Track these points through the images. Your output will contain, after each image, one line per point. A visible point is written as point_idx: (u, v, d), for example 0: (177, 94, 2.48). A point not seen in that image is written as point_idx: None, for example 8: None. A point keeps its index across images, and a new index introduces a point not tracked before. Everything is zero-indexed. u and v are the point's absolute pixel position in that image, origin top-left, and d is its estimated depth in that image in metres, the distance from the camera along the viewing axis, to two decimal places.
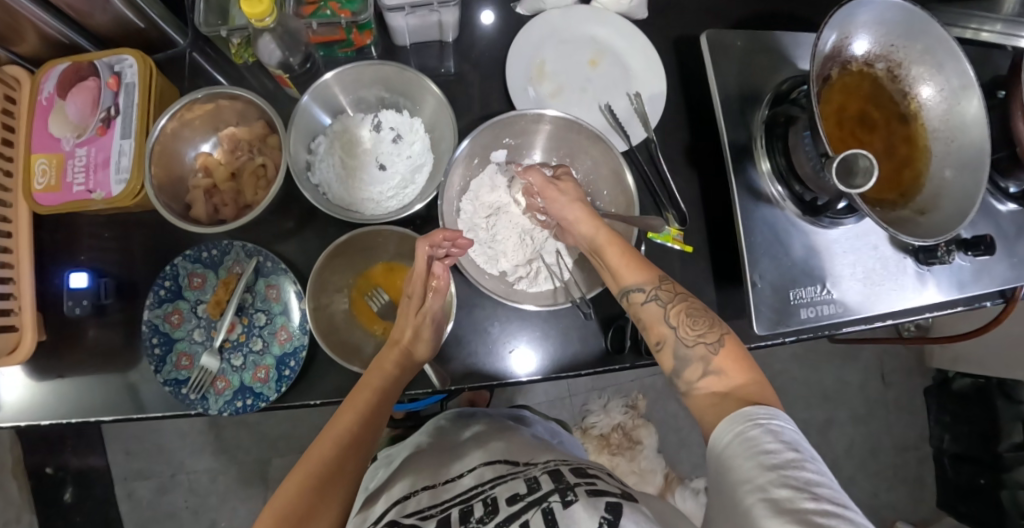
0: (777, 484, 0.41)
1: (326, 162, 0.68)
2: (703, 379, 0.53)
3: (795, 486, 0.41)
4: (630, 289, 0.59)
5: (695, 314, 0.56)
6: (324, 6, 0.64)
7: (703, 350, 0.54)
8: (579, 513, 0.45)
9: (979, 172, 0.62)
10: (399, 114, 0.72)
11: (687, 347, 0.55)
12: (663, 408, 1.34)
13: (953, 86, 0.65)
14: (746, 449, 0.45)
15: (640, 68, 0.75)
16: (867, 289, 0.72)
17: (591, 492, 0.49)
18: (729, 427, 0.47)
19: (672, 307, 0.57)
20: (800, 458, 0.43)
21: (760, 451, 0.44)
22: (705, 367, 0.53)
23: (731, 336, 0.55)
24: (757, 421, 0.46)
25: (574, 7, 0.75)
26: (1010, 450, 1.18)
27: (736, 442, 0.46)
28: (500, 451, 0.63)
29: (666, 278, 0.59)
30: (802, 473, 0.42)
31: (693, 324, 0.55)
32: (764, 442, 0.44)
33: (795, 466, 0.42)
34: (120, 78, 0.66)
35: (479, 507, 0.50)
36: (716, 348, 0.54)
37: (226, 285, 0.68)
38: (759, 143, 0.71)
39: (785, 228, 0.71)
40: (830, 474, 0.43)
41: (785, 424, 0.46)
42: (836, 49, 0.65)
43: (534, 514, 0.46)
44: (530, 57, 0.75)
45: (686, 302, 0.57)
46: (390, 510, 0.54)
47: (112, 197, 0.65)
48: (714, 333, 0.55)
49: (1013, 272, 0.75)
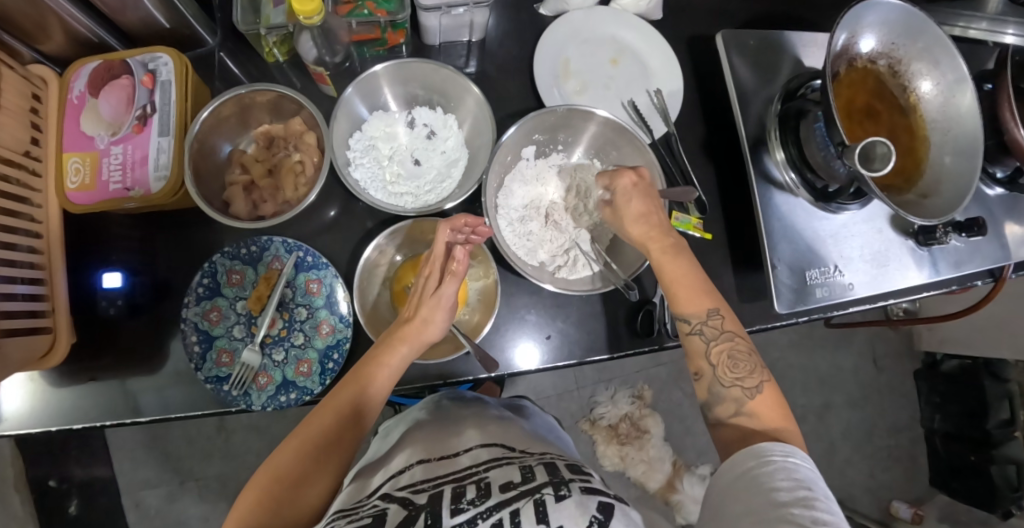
0: (782, 519, 0.43)
1: (366, 159, 0.70)
2: (734, 417, 0.56)
3: (800, 523, 0.43)
4: (681, 316, 0.60)
5: (737, 356, 0.57)
6: (361, 5, 0.64)
7: (738, 392, 0.56)
8: (570, 510, 0.47)
9: (975, 157, 0.68)
10: (432, 111, 0.74)
11: (722, 386, 0.57)
12: (667, 398, 1.40)
13: (948, 81, 0.71)
14: (757, 483, 0.48)
15: (659, 67, 0.78)
16: (874, 269, 0.77)
17: (585, 488, 0.51)
18: (745, 459, 0.50)
19: (716, 345, 0.58)
20: (805, 493, 0.45)
21: (771, 487, 0.46)
22: (738, 407, 0.56)
23: (769, 384, 0.57)
24: (771, 458, 0.49)
25: (596, 8, 0.78)
26: (999, 426, 1.28)
27: (749, 475, 0.49)
28: (497, 435, 0.65)
29: (719, 308, 0.59)
30: (810, 512, 0.44)
31: (732, 367, 0.57)
32: (776, 480, 0.47)
33: (803, 504, 0.44)
34: (154, 76, 0.66)
35: (471, 489, 0.52)
36: (753, 393, 0.56)
37: (267, 281, 0.68)
38: (773, 134, 0.75)
39: (798, 214, 0.75)
40: (838, 514, 0.45)
41: (800, 462, 0.49)
42: (844, 48, 0.70)
43: (526, 502, 0.48)
44: (556, 55, 0.78)
45: (731, 342, 0.58)
46: (386, 483, 0.57)
47: (150, 195, 0.64)
48: (753, 379, 0.56)
49: (1003, 251, 0.82)
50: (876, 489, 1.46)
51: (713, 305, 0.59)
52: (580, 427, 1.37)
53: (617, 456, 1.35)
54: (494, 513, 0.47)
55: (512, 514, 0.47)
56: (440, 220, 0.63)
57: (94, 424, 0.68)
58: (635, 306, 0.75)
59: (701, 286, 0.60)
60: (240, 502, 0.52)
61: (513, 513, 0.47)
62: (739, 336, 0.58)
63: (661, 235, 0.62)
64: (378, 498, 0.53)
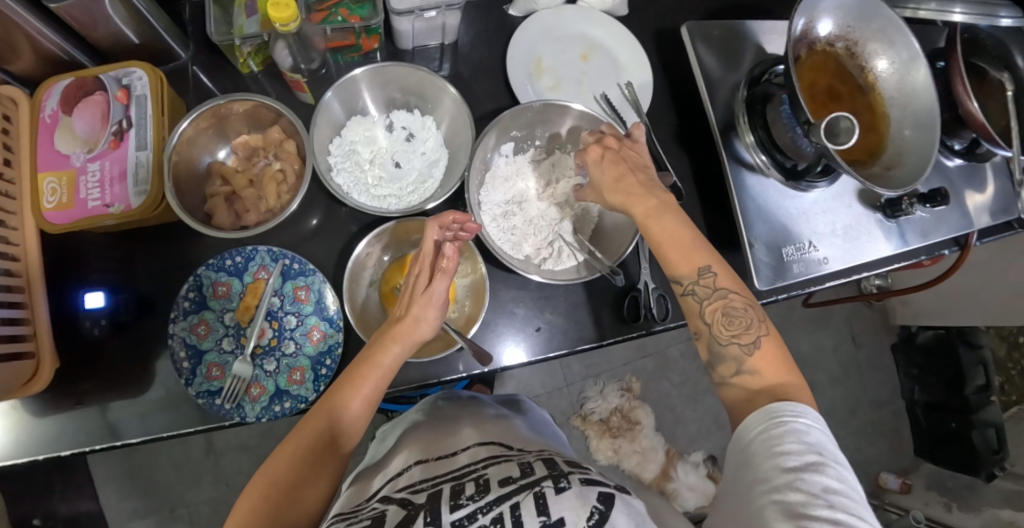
0: (792, 486, 0.44)
1: (347, 163, 0.70)
2: (737, 377, 0.56)
3: (810, 491, 0.44)
4: (675, 277, 0.60)
5: (733, 312, 0.57)
6: (335, 13, 0.66)
7: (736, 350, 0.56)
8: (571, 500, 0.46)
9: (932, 129, 0.71)
10: (410, 113, 0.75)
11: (720, 345, 0.57)
12: (655, 388, 1.43)
13: (903, 59, 0.75)
14: (769, 447, 0.48)
15: (628, 61, 0.81)
16: (846, 243, 0.80)
17: (584, 480, 0.50)
18: (758, 422, 0.51)
19: (709, 304, 0.58)
20: (815, 458, 0.46)
21: (781, 452, 0.47)
22: (739, 366, 0.56)
23: (768, 337, 0.56)
24: (782, 420, 0.49)
25: (564, 7, 0.80)
26: (975, 392, 1.37)
27: (760, 439, 0.49)
28: (493, 433, 0.66)
29: (710, 265, 0.58)
30: (820, 478, 0.45)
31: (728, 325, 0.57)
32: (787, 443, 0.47)
33: (814, 469, 0.45)
34: (129, 91, 0.65)
35: (470, 486, 0.51)
36: (751, 350, 0.55)
37: (253, 291, 0.68)
38: (742, 119, 0.77)
39: (771, 194, 0.78)
40: (848, 479, 0.46)
41: (811, 423, 0.49)
42: (804, 33, 0.73)
43: (525, 496, 0.47)
44: (528, 53, 0.79)
45: (725, 299, 0.57)
46: (385, 486, 0.56)
47: (130, 210, 0.63)
48: (749, 335, 0.56)
49: (966, 220, 0.87)
50: (863, 463, 1.51)
51: (705, 262, 0.58)
52: (573, 423, 1.39)
53: (610, 450, 1.35)
54: (494, 507, 0.47)
55: (511, 507, 0.46)
56: (427, 216, 0.63)
57: (82, 449, 0.66)
58: (621, 293, 0.76)
59: (690, 245, 0.59)
60: (235, 509, 0.51)
61: (513, 506, 0.46)
62: (735, 292, 0.57)
63: (643, 196, 0.60)
64: (377, 501, 0.53)
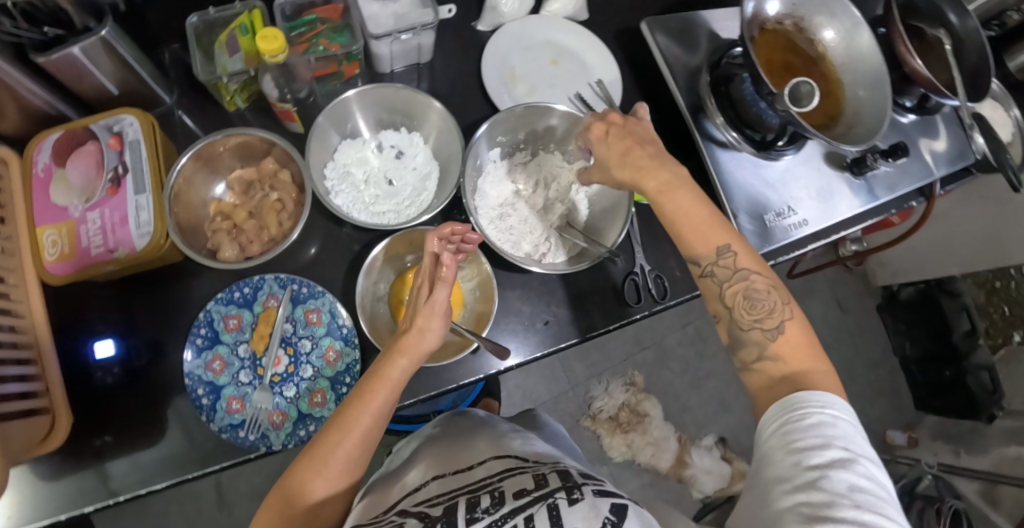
0: (815, 486, 0.44)
1: (344, 185, 0.72)
2: (759, 362, 0.56)
3: (834, 490, 0.44)
4: (694, 258, 0.61)
5: (755, 295, 0.58)
6: (315, 43, 0.71)
7: (759, 335, 0.57)
8: (583, 512, 0.47)
9: (882, 87, 0.78)
10: (398, 132, 0.77)
11: (743, 330, 0.58)
12: (658, 378, 1.45)
13: (846, 27, 0.81)
14: (791, 443, 0.48)
15: (594, 61, 0.85)
16: (820, 203, 0.85)
17: (596, 491, 0.51)
18: (781, 419, 0.50)
19: (730, 287, 0.59)
20: (841, 454, 0.46)
21: (803, 449, 0.47)
22: (761, 352, 0.56)
23: (792, 322, 0.56)
24: (805, 416, 0.49)
25: (529, 18, 0.84)
26: (963, 337, 1.43)
27: (784, 435, 0.49)
28: (508, 449, 0.66)
29: (730, 243, 0.59)
30: (845, 476, 0.44)
31: (750, 309, 0.58)
32: (810, 440, 0.47)
33: (838, 468, 0.45)
34: (121, 138, 0.67)
35: (486, 498, 0.52)
36: (773, 335, 0.56)
37: (266, 318, 0.69)
38: (709, 101, 0.82)
39: (745, 167, 0.83)
40: (874, 476, 0.45)
41: (836, 418, 0.48)
42: (755, 14, 0.79)
43: (540, 507, 0.48)
44: (501, 64, 0.83)
45: (747, 281, 0.58)
46: (402, 500, 0.57)
47: (136, 252, 0.64)
48: (772, 319, 0.56)
49: (925, 169, 0.94)
50: (869, 424, 1.57)
51: (724, 242, 0.59)
52: (583, 425, 1.39)
53: (624, 445, 1.38)
54: (509, 520, 0.47)
55: (526, 519, 0.47)
56: (427, 231, 0.60)
57: (107, 501, 0.65)
58: (620, 279, 0.79)
59: (711, 222, 0.60)
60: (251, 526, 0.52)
61: (527, 518, 0.47)
62: (757, 273, 0.58)
63: (655, 169, 0.61)
64: (394, 514, 0.54)
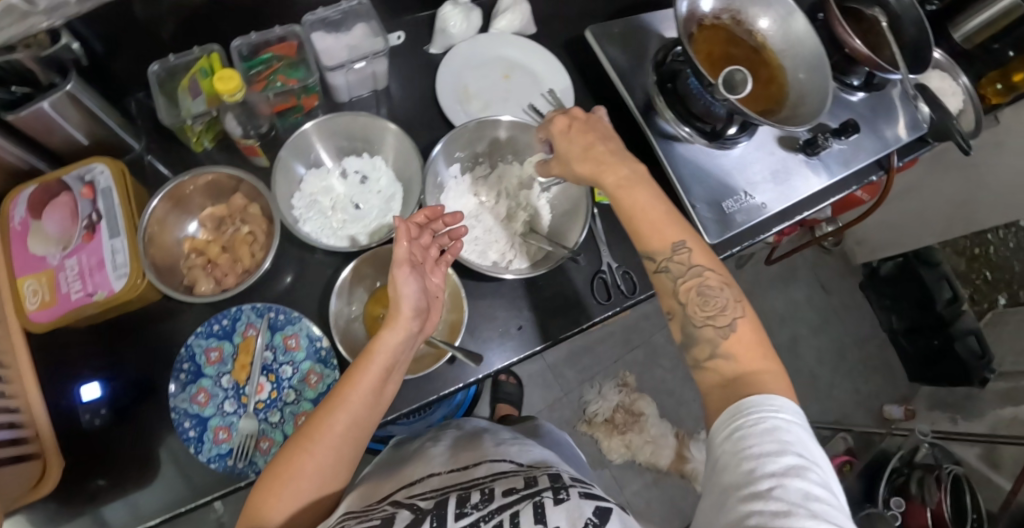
0: (772, 493, 0.43)
1: (311, 213, 0.74)
2: (712, 360, 0.57)
3: (789, 499, 0.43)
4: (649, 253, 0.64)
5: (707, 292, 0.60)
6: (274, 80, 0.75)
7: (711, 332, 0.58)
8: (567, 512, 0.48)
9: (823, 69, 0.83)
10: (360, 157, 0.80)
11: (695, 326, 0.60)
12: (651, 376, 1.47)
13: (782, 15, 0.86)
14: (744, 452, 0.47)
15: (544, 72, 0.89)
16: (778, 186, 0.88)
17: (584, 493, 0.53)
18: (735, 428, 0.50)
19: (684, 283, 0.61)
20: (795, 461, 0.45)
21: (758, 457, 0.46)
22: (714, 349, 0.57)
23: (744, 321, 0.58)
24: (758, 425, 0.48)
25: (478, 37, 0.88)
26: (946, 306, 1.45)
27: (735, 446, 0.48)
28: (505, 452, 0.68)
29: (685, 240, 0.62)
30: (799, 485, 0.44)
31: (704, 306, 0.60)
32: (763, 449, 0.46)
33: (792, 475, 0.44)
34: (94, 186, 0.70)
35: (476, 496, 0.54)
36: (726, 333, 0.58)
37: (246, 348, 0.71)
38: (658, 99, 0.85)
39: (700, 158, 0.86)
40: (827, 485, 0.45)
41: (788, 427, 0.48)
42: (691, 11, 0.83)
43: (527, 504, 0.50)
44: (455, 82, 0.86)
45: (700, 278, 0.61)
46: (398, 491, 0.59)
47: (115, 294, 0.67)
48: (724, 317, 0.58)
49: (880, 143, 0.98)
50: (865, 400, 1.61)
51: (678, 239, 0.62)
52: (580, 430, 1.40)
53: (622, 446, 1.39)
54: (495, 516, 0.49)
55: (512, 515, 0.48)
56: (395, 216, 0.59)
57: None
58: (589, 278, 0.81)
59: (666, 219, 0.63)
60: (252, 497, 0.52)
61: (514, 514, 0.49)
62: (709, 270, 0.61)
63: (616, 165, 0.65)
64: (388, 503, 0.55)
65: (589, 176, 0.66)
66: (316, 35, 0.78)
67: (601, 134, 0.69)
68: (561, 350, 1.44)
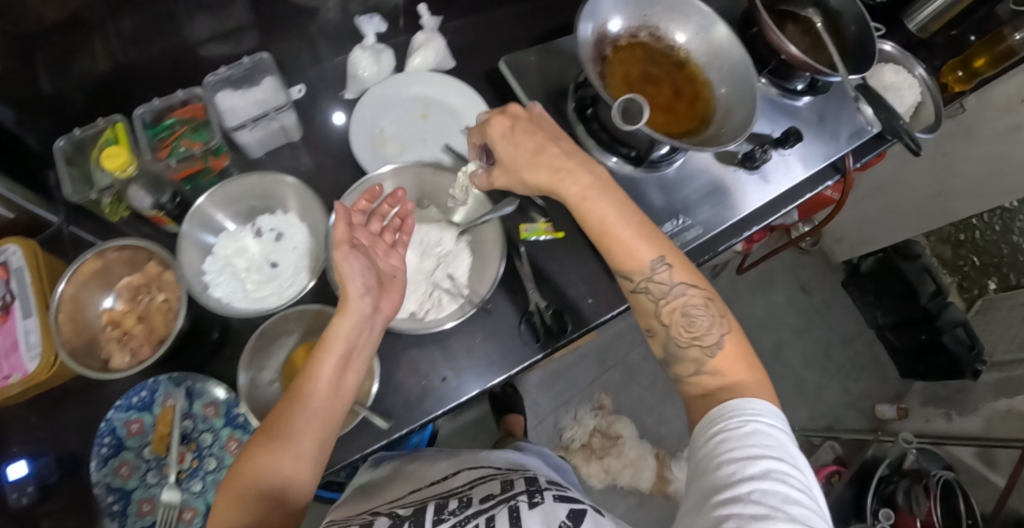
0: (751, 494, 0.45)
1: (224, 277, 0.74)
2: (695, 376, 0.60)
3: (768, 501, 0.45)
4: (624, 274, 0.64)
5: (692, 313, 0.61)
6: (178, 145, 0.74)
7: (698, 352, 0.60)
8: (541, 514, 0.52)
9: (750, 80, 0.79)
10: (274, 215, 0.79)
11: (680, 346, 0.62)
12: (628, 396, 1.45)
13: (701, 27, 0.83)
14: (727, 452, 0.50)
15: (462, 106, 0.87)
16: (715, 206, 0.86)
17: (558, 495, 0.57)
18: (720, 428, 0.53)
19: (666, 305, 0.62)
20: (773, 464, 0.47)
21: (743, 457, 0.48)
22: (699, 366, 0.60)
23: (731, 336, 0.60)
24: (745, 426, 0.51)
25: (391, 78, 0.86)
26: (931, 299, 1.43)
27: (715, 449, 0.51)
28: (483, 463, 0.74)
29: (664, 256, 0.62)
30: (779, 490, 0.46)
31: (688, 327, 0.61)
32: (749, 449, 0.49)
33: (769, 479, 0.46)
34: (7, 267, 0.70)
35: (454, 502, 0.58)
36: (711, 351, 0.60)
37: (164, 419, 0.71)
38: (578, 128, 0.83)
39: (629, 185, 0.83)
40: (804, 489, 0.47)
41: (770, 429, 0.51)
42: (600, 33, 0.80)
43: (502, 510, 0.54)
44: (369, 126, 0.84)
45: (686, 297, 0.62)
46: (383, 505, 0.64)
47: (29, 375, 0.67)
48: (712, 336, 0.60)
49: (828, 148, 0.95)
50: (855, 401, 1.58)
51: (655, 256, 0.62)
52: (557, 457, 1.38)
53: (601, 471, 1.36)
54: (473, 519, 0.53)
55: (486, 518, 0.52)
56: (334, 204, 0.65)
57: None
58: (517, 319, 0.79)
59: (637, 232, 0.63)
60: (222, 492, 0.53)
61: (489, 518, 0.53)
62: (694, 287, 0.62)
63: (576, 172, 0.64)
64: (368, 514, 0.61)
65: (545, 188, 0.66)
66: (219, 95, 0.78)
67: (537, 141, 0.67)
68: (532, 377, 1.42)
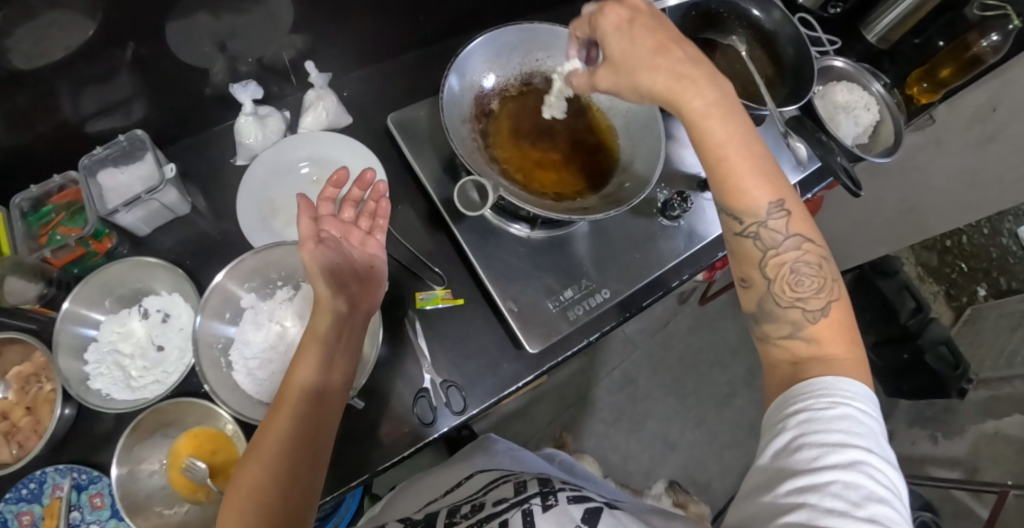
0: (825, 487, 0.39)
1: (104, 367, 0.73)
2: (784, 339, 0.51)
3: (841, 495, 0.39)
4: (733, 212, 0.53)
5: (802, 271, 0.51)
6: (54, 233, 0.75)
7: (798, 314, 0.50)
8: (554, 518, 0.54)
9: (653, 130, 0.74)
10: (160, 296, 0.79)
11: (779, 305, 0.52)
12: (589, 433, 1.43)
13: None
14: (796, 435, 0.43)
15: (354, 165, 0.84)
16: (627, 266, 0.82)
17: (573, 496, 0.57)
18: (792, 407, 0.45)
19: (775, 254, 0.52)
20: (859, 455, 0.41)
21: (815, 442, 0.42)
22: (794, 330, 0.50)
23: (838, 303, 0.50)
24: (821, 406, 0.43)
25: (282, 141, 0.83)
26: (912, 317, 1.34)
27: (783, 430, 0.44)
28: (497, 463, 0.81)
29: (783, 201, 0.52)
30: (858, 485, 0.39)
31: (797, 285, 0.51)
32: (828, 435, 0.42)
33: (846, 471, 0.40)
34: None
35: (467, 507, 0.64)
36: (816, 316, 0.50)
37: (51, 511, 0.70)
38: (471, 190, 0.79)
39: (526, 249, 0.80)
40: (893, 480, 0.40)
41: (858, 411, 0.43)
42: (480, 86, 0.77)
43: (516, 513, 0.57)
44: (259, 198, 0.81)
45: (798, 252, 0.52)
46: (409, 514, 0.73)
47: None
48: (818, 299, 0.50)
49: None
50: None
51: (777, 197, 0.52)
52: None
53: None
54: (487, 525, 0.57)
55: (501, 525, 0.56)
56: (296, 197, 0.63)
57: None
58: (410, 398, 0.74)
59: (758, 167, 0.52)
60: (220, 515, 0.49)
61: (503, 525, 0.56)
62: (808, 241, 0.52)
63: (699, 86, 0.52)
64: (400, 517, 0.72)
65: (665, 95, 0.52)
66: (100, 175, 0.77)
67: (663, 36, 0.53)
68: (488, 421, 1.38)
